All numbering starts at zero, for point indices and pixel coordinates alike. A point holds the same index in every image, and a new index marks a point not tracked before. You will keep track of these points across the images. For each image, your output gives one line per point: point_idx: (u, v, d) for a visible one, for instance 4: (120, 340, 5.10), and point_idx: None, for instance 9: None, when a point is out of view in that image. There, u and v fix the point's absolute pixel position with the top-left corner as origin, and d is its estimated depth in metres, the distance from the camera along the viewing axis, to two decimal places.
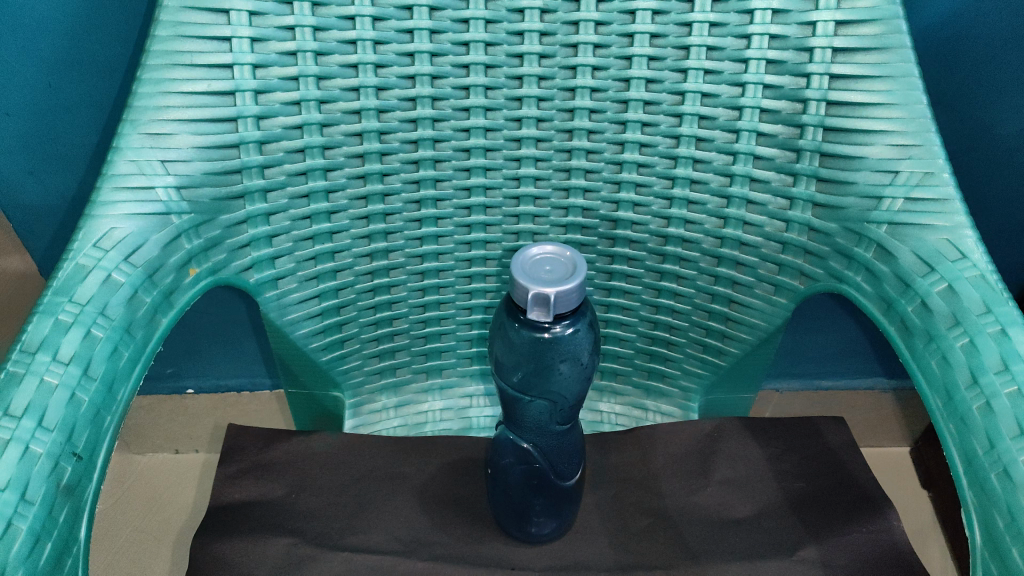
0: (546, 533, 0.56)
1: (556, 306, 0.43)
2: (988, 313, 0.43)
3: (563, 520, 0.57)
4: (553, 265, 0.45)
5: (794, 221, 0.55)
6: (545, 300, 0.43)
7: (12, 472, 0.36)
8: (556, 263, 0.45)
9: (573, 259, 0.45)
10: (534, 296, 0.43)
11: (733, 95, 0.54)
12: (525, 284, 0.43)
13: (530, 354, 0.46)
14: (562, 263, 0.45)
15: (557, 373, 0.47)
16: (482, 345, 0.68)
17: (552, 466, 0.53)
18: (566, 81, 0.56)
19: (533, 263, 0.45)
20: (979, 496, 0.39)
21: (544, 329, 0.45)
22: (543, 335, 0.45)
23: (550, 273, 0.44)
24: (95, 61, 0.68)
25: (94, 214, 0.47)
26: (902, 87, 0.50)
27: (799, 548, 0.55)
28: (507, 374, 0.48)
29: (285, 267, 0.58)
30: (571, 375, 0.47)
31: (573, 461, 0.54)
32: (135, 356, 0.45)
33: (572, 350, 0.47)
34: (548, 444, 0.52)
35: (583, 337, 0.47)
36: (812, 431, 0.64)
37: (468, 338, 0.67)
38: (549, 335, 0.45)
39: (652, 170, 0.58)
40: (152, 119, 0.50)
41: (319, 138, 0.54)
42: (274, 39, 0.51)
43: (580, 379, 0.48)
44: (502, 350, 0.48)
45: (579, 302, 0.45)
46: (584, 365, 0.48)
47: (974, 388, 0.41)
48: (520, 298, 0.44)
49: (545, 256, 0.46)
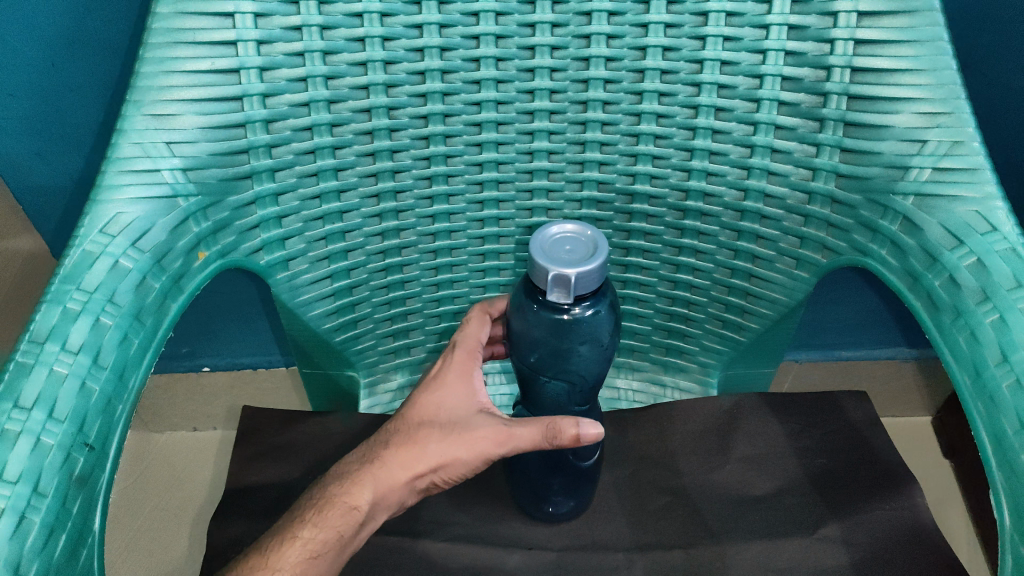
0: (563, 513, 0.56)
1: (576, 288, 0.42)
2: (1020, 288, 0.41)
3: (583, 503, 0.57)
4: (573, 245, 0.44)
5: (817, 193, 0.54)
6: (566, 281, 0.42)
7: (23, 465, 0.36)
8: (577, 243, 0.44)
9: (594, 238, 0.44)
10: (553, 279, 0.42)
11: (754, 63, 0.52)
12: (545, 264, 0.42)
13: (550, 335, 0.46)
14: (583, 243, 0.44)
15: (577, 354, 0.47)
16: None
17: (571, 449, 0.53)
18: (580, 51, 0.54)
19: (553, 243, 0.44)
20: (1009, 477, 0.38)
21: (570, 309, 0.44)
22: (563, 317, 0.44)
23: (570, 254, 0.43)
24: (97, 39, 0.66)
25: (100, 198, 0.46)
26: (929, 52, 0.48)
27: (821, 526, 0.54)
28: (525, 353, 0.48)
29: (296, 248, 0.56)
30: (589, 355, 0.47)
31: (594, 442, 0.54)
32: (145, 342, 0.45)
33: (594, 333, 0.46)
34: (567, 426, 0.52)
35: (604, 318, 0.46)
36: (833, 406, 0.63)
37: None
38: (570, 318, 0.44)
39: (669, 141, 0.56)
40: (156, 100, 0.48)
41: (326, 116, 0.53)
42: (278, 13, 0.50)
43: (600, 359, 0.48)
44: (521, 331, 0.47)
45: (601, 282, 0.44)
46: (604, 346, 0.47)
47: (1004, 365, 0.40)
48: (540, 280, 0.43)
49: (565, 236, 0.45)
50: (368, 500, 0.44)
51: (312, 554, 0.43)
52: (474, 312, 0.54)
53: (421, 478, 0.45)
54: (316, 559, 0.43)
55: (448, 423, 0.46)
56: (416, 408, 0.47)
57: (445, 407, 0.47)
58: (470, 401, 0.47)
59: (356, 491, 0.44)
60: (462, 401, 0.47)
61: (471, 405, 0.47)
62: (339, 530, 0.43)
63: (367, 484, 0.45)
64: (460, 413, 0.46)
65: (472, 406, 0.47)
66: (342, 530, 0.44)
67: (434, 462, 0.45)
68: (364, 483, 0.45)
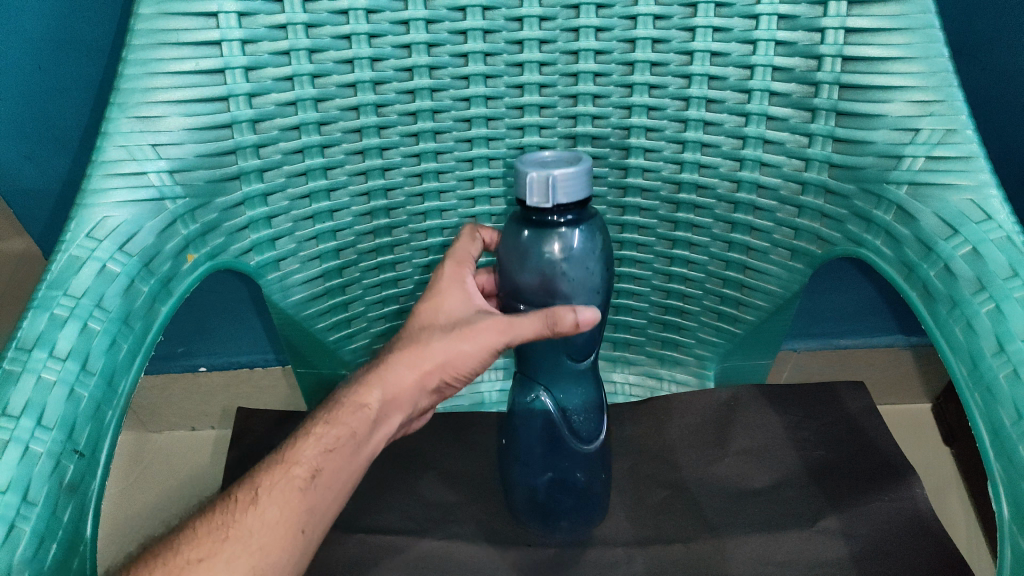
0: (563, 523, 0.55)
1: (556, 194, 0.43)
2: (1016, 276, 0.40)
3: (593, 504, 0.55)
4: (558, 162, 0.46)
5: (810, 183, 0.53)
6: (546, 186, 0.43)
7: (12, 473, 0.36)
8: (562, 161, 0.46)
9: (578, 157, 0.46)
10: (534, 180, 0.43)
11: (744, 53, 0.51)
12: (526, 172, 0.43)
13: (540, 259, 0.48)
14: (567, 160, 0.46)
15: (567, 280, 0.48)
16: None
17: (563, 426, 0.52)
18: (568, 45, 0.53)
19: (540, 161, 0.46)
20: (1007, 469, 0.38)
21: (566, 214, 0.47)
22: (548, 226, 0.47)
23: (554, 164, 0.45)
24: (81, 41, 0.65)
25: (86, 203, 0.46)
26: (922, 39, 0.47)
27: (820, 518, 0.54)
28: (518, 298, 0.50)
29: (286, 248, 0.56)
30: (578, 279, 0.48)
31: (596, 424, 0.53)
32: (135, 347, 0.44)
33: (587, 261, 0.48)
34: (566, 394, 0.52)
35: (588, 236, 0.48)
36: (831, 398, 0.63)
37: None
38: (553, 224, 0.47)
39: (661, 134, 0.56)
40: (141, 102, 0.48)
41: (313, 114, 0.53)
42: (262, 12, 0.49)
43: (591, 295, 0.49)
44: (512, 271, 0.49)
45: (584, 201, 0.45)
46: (593, 271, 0.48)
47: (1001, 356, 0.39)
48: (523, 191, 0.44)
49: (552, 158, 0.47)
50: (378, 400, 0.46)
51: (329, 448, 0.43)
52: (465, 229, 0.55)
53: (430, 378, 0.48)
54: (332, 452, 0.43)
55: (449, 324, 0.48)
56: (419, 317, 0.50)
57: (445, 310, 0.49)
58: (466, 303, 0.50)
59: (366, 391, 0.46)
60: (461, 303, 0.50)
61: (468, 307, 0.49)
62: (354, 426, 0.45)
63: (377, 386, 0.47)
64: (460, 315, 0.49)
65: (471, 308, 0.49)
66: (356, 426, 0.45)
67: (439, 359, 0.47)
68: (374, 388, 0.47)
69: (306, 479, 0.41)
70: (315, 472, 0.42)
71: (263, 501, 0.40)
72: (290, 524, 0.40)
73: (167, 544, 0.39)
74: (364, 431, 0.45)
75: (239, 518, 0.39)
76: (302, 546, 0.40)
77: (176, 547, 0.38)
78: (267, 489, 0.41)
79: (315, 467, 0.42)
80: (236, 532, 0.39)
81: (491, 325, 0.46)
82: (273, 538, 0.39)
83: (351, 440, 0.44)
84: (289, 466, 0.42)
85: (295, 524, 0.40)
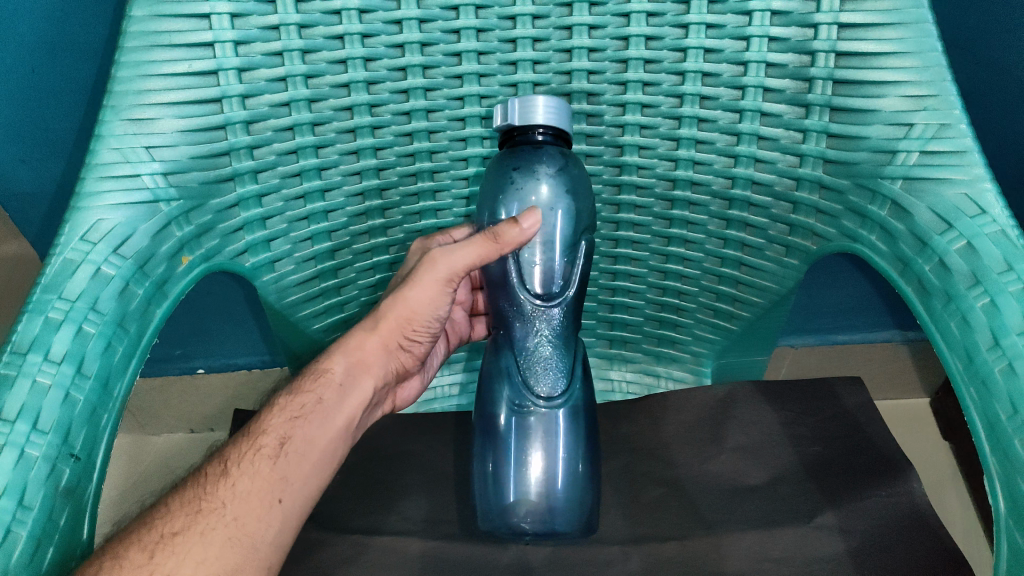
0: (519, 512, 0.47)
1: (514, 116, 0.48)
2: (1010, 271, 0.40)
3: (566, 490, 0.47)
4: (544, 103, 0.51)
5: (805, 179, 0.53)
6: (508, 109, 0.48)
7: (8, 477, 0.36)
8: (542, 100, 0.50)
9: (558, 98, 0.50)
10: (497, 109, 0.49)
11: (737, 50, 0.51)
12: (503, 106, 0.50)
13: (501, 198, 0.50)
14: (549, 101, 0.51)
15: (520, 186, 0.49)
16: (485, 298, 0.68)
17: (528, 382, 0.49)
18: (562, 43, 0.53)
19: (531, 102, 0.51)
20: (1003, 463, 0.38)
21: (526, 143, 0.50)
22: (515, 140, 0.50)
23: None
24: (73, 44, 0.64)
25: (80, 206, 0.45)
26: (915, 34, 0.47)
27: (817, 514, 0.54)
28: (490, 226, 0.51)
29: (281, 249, 0.56)
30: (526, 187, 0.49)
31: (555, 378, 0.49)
32: (130, 350, 0.44)
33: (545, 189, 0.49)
34: (534, 349, 0.50)
35: (541, 156, 0.49)
36: (827, 392, 0.62)
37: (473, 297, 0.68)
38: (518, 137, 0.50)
39: (655, 131, 0.56)
40: (135, 105, 0.48)
41: (307, 115, 0.53)
42: (255, 13, 0.49)
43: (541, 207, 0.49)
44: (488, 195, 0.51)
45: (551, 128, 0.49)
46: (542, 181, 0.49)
47: (996, 350, 0.40)
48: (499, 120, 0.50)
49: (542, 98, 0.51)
50: (341, 365, 0.50)
51: (293, 416, 0.46)
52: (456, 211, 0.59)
53: (391, 339, 0.52)
54: (297, 420, 0.46)
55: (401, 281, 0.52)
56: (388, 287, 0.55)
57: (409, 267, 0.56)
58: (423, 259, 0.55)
59: (330, 359, 0.50)
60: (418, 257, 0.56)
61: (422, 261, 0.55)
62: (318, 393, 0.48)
63: (339, 354, 0.50)
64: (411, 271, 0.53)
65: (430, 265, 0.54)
66: (322, 392, 0.48)
67: (394, 317, 0.51)
68: (336, 356, 0.50)
69: (273, 449, 0.44)
70: (282, 441, 0.45)
71: (232, 474, 0.43)
72: (262, 495, 0.43)
73: (146, 515, 0.41)
74: (331, 399, 0.48)
75: (212, 491, 0.42)
76: (281, 513, 0.43)
77: (155, 519, 0.41)
78: (238, 460, 0.44)
79: (282, 436, 0.45)
80: (209, 505, 0.42)
81: (426, 274, 0.49)
82: (248, 508, 0.42)
83: (316, 406, 0.47)
84: (257, 437, 0.45)
85: (270, 493, 0.43)
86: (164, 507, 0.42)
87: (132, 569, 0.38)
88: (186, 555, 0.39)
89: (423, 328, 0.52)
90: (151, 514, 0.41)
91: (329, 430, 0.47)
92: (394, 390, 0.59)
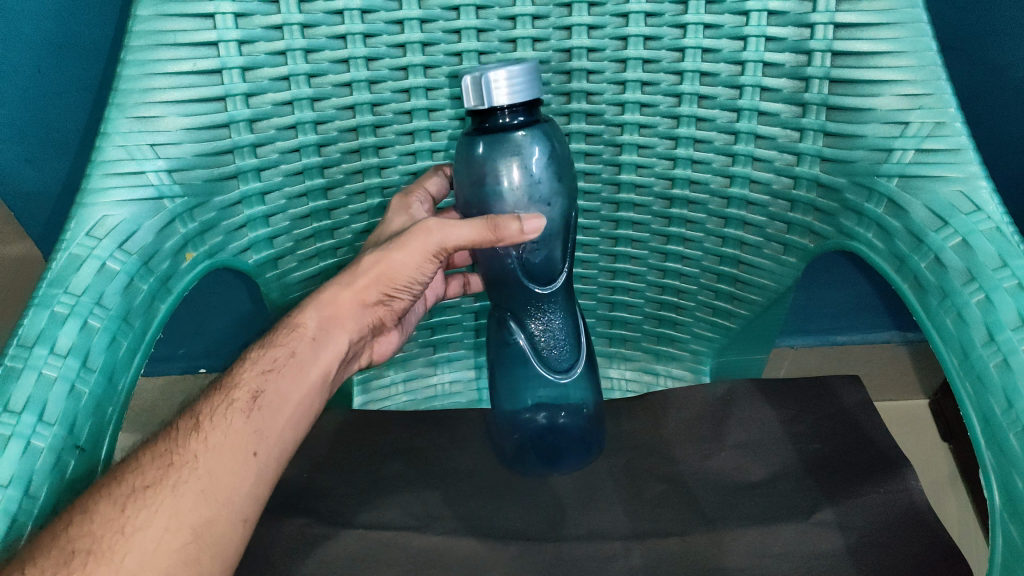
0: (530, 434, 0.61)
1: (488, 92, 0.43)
2: (1004, 267, 0.41)
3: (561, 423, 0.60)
4: None
5: (802, 177, 0.54)
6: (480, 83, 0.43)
7: (15, 468, 0.37)
8: None
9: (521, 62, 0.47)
10: (466, 82, 0.43)
11: (735, 49, 0.52)
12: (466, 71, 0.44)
13: (480, 183, 0.49)
14: None
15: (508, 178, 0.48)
16: (487, 299, 0.69)
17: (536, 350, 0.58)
18: (562, 42, 0.54)
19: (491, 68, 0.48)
20: (999, 457, 0.39)
21: (502, 128, 0.47)
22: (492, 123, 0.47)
23: None
24: (81, 45, 0.65)
25: (85, 203, 0.46)
26: (910, 34, 0.47)
27: (816, 510, 0.54)
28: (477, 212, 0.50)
29: (284, 247, 0.57)
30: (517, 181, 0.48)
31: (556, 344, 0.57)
32: (134, 344, 0.45)
33: (528, 180, 0.48)
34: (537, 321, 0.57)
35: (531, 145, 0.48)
36: (827, 391, 0.63)
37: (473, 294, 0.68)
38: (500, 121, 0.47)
39: (654, 130, 0.57)
40: (140, 102, 0.48)
41: (310, 114, 0.53)
42: (259, 13, 0.50)
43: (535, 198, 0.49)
44: (468, 181, 0.50)
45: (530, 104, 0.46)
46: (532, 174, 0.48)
47: (991, 345, 0.40)
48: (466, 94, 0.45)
49: None
50: (313, 320, 0.51)
51: (265, 369, 0.47)
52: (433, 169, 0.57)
53: (368, 293, 0.52)
54: (268, 374, 0.47)
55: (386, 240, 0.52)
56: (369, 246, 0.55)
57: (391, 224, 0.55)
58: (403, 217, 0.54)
59: (302, 314, 0.51)
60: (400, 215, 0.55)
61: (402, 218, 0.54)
62: (292, 345, 0.49)
63: (311, 311, 0.51)
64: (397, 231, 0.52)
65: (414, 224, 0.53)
66: (294, 347, 0.49)
67: (373, 273, 0.51)
68: (309, 311, 0.51)
69: (247, 402, 0.45)
70: (256, 394, 0.46)
71: (205, 427, 0.43)
72: (242, 447, 0.43)
73: (115, 466, 0.42)
74: (303, 353, 0.49)
75: (184, 444, 0.43)
76: (256, 466, 0.43)
77: (127, 468, 0.41)
78: (210, 414, 0.44)
79: (255, 390, 0.46)
80: (182, 457, 0.42)
81: (415, 242, 0.48)
82: (223, 461, 0.42)
83: (288, 360, 0.49)
84: (231, 390, 0.46)
85: (245, 447, 0.43)
86: (135, 461, 0.42)
87: (104, 521, 0.38)
88: (159, 507, 0.40)
89: (404, 287, 0.52)
90: (122, 466, 0.42)
91: (302, 383, 0.48)
92: (371, 346, 0.60)
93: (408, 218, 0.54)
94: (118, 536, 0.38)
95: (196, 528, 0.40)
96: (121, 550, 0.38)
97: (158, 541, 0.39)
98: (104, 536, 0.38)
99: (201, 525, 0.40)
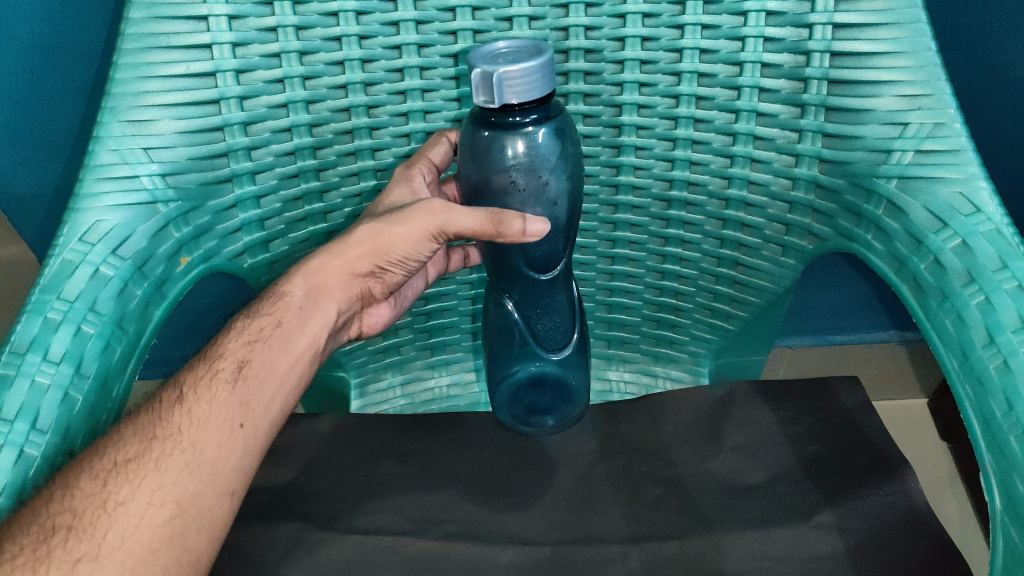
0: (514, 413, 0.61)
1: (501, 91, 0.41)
2: (1004, 268, 0.40)
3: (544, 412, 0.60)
4: (516, 49, 0.43)
5: (800, 179, 0.53)
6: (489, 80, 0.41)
7: (7, 476, 0.37)
8: (518, 51, 0.43)
9: (535, 46, 0.43)
10: (477, 76, 0.41)
11: (733, 50, 0.52)
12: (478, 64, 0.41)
13: (488, 182, 0.46)
14: (525, 49, 0.43)
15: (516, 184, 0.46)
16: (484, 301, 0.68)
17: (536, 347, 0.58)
18: (559, 43, 0.53)
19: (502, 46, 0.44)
20: (999, 460, 0.38)
21: (510, 125, 0.44)
22: (504, 123, 0.44)
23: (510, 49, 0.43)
24: (74, 46, 0.65)
25: (78, 207, 0.46)
26: (909, 34, 0.47)
27: (815, 512, 0.54)
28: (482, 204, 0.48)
29: (279, 250, 0.56)
30: (526, 185, 0.46)
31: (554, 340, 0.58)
32: (129, 350, 0.44)
33: (539, 181, 0.46)
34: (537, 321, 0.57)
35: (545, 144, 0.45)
36: (826, 393, 0.63)
37: (471, 296, 0.68)
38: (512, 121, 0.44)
39: (651, 132, 0.56)
40: (133, 106, 0.48)
41: (305, 116, 0.53)
42: (253, 15, 0.49)
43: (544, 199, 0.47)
44: (474, 174, 0.47)
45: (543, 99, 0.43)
46: (543, 179, 0.46)
47: (991, 347, 0.40)
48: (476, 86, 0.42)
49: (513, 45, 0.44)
50: (301, 289, 0.50)
51: (251, 339, 0.47)
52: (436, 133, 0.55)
53: (360, 264, 0.51)
54: (254, 343, 0.46)
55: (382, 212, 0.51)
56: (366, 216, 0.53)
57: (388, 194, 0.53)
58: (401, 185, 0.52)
59: (290, 282, 0.50)
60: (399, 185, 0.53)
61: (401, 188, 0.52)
62: (281, 316, 0.48)
63: (299, 278, 0.50)
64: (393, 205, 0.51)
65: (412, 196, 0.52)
66: (283, 315, 0.48)
67: (367, 245, 0.50)
68: (297, 279, 0.51)
69: (233, 372, 0.44)
70: (242, 365, 0.45)
71: (188, 399, 0.43)
72: (229, 418, 0.43)
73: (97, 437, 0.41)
74: (290, 323, 0.48)
75: (168, 417, 0.42)
76: (243, 437, 0.43)
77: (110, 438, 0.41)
78: (195, 386, 0.44)
79: (240, 360, 0.45)
80: (165, 429, 0.41)
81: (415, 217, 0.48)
82: (207, 435, 0.42)
83: (274, 330, 0.48)
84: (216, 359, 0.45)
85: (230, 418, 0.43)
86: (117, 432, 0.41)
87: (85, 497, 0.38)
88: (142, 481, 0.39)
89: (399, 261, 0.51)
90: (104, 437, 0.41)
91: (290, 354, 0.48)
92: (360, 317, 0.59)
93: (408, 191, 0.52)
94: (100, 513, 0.38)
95: (180, 502, 0.39)
96: (102, 526, 0.37)
97: (141, 516, 0.38)
98: (86, 512, 0.37)
99: (187, 499, 0.39)
